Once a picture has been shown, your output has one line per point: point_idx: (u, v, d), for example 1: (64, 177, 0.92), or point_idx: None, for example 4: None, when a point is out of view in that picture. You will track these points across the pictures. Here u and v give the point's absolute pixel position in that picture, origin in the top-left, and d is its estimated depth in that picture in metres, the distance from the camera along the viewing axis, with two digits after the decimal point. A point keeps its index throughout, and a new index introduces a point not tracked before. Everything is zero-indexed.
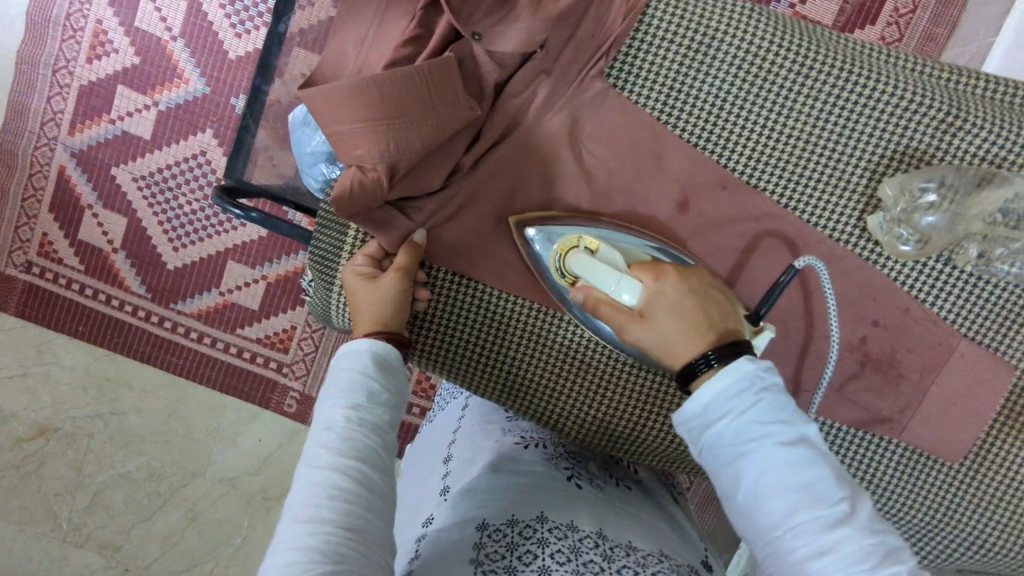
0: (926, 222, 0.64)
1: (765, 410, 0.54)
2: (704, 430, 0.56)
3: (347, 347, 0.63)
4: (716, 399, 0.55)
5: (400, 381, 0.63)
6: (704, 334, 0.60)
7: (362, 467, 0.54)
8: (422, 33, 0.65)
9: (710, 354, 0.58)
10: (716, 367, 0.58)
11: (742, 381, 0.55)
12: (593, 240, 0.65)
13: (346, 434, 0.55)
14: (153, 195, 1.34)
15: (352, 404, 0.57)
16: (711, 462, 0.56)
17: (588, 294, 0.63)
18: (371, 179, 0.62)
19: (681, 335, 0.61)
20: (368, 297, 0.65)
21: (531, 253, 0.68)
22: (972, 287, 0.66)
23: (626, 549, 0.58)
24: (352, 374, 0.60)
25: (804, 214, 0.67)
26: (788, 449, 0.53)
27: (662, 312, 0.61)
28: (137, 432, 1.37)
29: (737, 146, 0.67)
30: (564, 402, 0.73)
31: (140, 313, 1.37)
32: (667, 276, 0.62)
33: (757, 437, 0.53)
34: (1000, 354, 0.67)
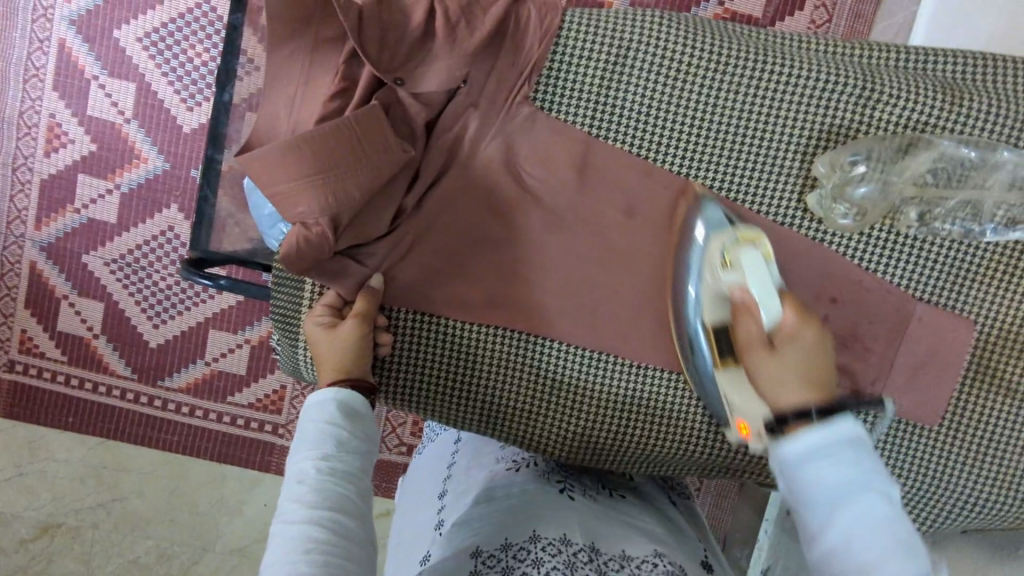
0: (860, 194, 0.66)
1: (863, 468, 0.49)
2: (800, 476, 0.51)
3: (313, 398, 0.63)
4: (817, 446, 0.51)
5: (369, 426, 0.63)
6: (821, 381, 0.55)
7: (336, 515, 0.54)
8: (348, 85, 0.67)
9: (812, 411, 0.53)
10: (819, 421, 0.52)
11: (843, 440, 0.51)
12: (769, 250, 0.64)
13: (318, 485, 0.55)
14: (127, 276, 1.35)
15: (321, 453, 0.57)
16: (799, 508, 0.51)
17: (742, 301, 0.61)
18: (316, 235, 0.63)
19: (797, 375, 0.55)
20: (328, 347, 0.65)
21: (698, 213, 0.67)
22: (921, 250, 0.67)
23: (620, 561, 0.58)
24: (319, 425, 0.60)
25: (744, 204, 0.69)
26: (884, 507, 0.48)
27: (791, 345, 0.57)
28: (141, 515, 1.36)
29: (669, 147, 0.69)
30: (542, 422, 0.73)
31: (129, 395, 1.37)
32: (809, 322, 0.59)
33: (857, 494, 0.48)
34: (958, 311, 0.68)
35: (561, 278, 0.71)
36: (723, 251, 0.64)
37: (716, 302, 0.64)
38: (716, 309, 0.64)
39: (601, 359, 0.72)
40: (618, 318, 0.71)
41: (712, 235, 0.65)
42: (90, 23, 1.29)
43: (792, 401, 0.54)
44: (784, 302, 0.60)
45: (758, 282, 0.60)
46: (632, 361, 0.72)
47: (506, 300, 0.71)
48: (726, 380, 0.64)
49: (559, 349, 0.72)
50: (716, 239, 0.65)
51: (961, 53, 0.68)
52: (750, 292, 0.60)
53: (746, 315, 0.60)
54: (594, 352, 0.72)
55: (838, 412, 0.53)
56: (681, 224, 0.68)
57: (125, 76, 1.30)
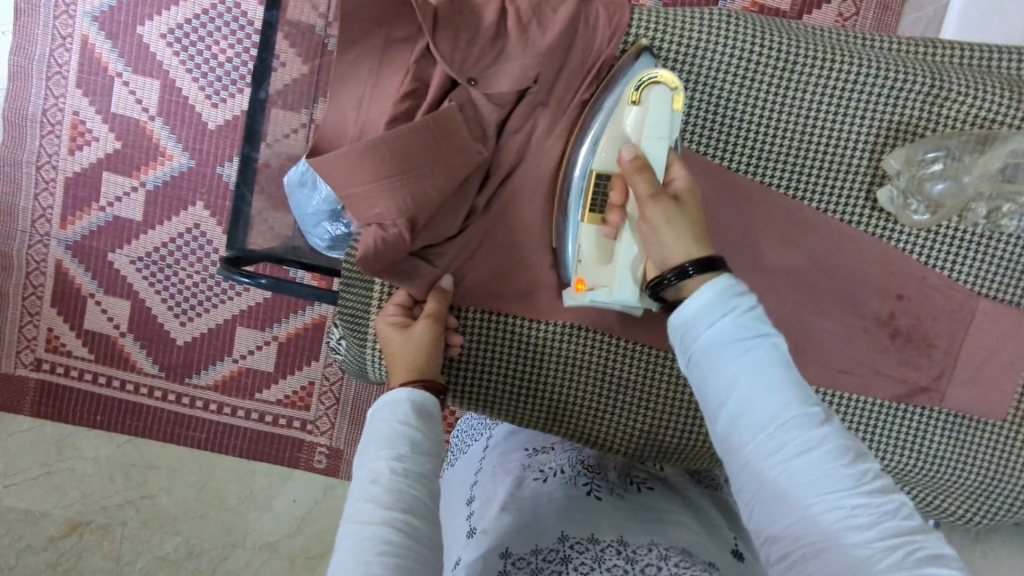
0: (936, 190, 0.68)
1: (753, 329, 0.49)
2: (693, 335, 0.51)
3: (384, 397, 0.63)
4: (705, 306, 0.51)
5: (440, 428, 0.63)
6: (703, 239, 0.56)
7: (409, 517, 0.53)
8: (418, 85, 0.67)
9: (690, 267, 0.54)
10: (700, 275, 0.53)
11: (726, 299, 0.51)
12: (681, 98, 0.63)
13: (391, 486, 0.55)
14: (154, 273, 1.34)
15: (394, 454, 0.57)
16: (697, 374, 0.51)
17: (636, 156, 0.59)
18: (392, 236, 0.64)
19: (685, 234, 0.56)
20: (400, 346, 0.66)
21: (627, 64, 0.64)
22: (985, 245, 0.68)
23: (649, 547, 0.58)
24: (393, 425, 0.60)
25: (815, 202, 0.69)
26: (777, 362, 0.48)
27: (684, 203, 0.58)
28: (171, 512, 1.36)
29: (739, 145, 0.69)
30: (607, 419, 0.74)
31: (157, 393, 1.37)
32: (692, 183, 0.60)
33: (753, 340, 0.49)
34: (1020, 305, 0.69)
35: None
36: (638, 84, 0.62)
37: (608, 149, 0.63)
38: (609, 159, 0.63)
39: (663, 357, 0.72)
40: None
41: (622, 82, 0.64)
42: (113, 19, 1.28)
43: (679, 258, 0.55)
44: (671, 158, 0.61)
45: (653, 128, 0.61)
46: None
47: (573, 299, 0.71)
48: (587, 233, 0.64)
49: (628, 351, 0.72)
50: (623, 91, 0.63)
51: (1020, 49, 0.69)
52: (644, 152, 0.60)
53: (640, 170, 0.58)
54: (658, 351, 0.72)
55: (716, 266, 0.54)
56: (612, 72, 0.65)
57: (150, 74, 1.29)
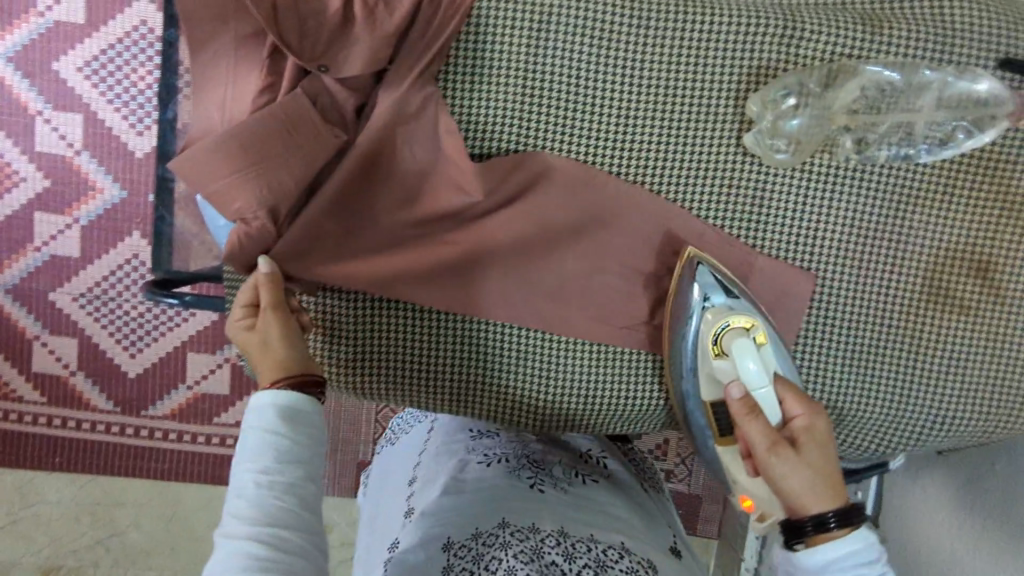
0: (792, 126, 0.67)
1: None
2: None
3: (254, 401, 0.54)
4: (840, 559, 0.51)
5: (316, 429, 0.55)
6: (837, 485, 0.54)
7: (280, 532, 0.48)
8: (274, 78, 0.66)
9: (830, 517, 0.52)
10: (840, 530, 0.52)
11: (867, 554, 0.51)
12: (762, 335, 0.66)
13: (259, 504, 0.49)
14: (96, 308, 1.32)
15: (262, 467, 0.50)
16: None
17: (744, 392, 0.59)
18: (257, 231, 0.63)
19: (816, 476, 0.54)
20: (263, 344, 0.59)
21: (683, 288, 0.69)
22: (859, 176, 0.68)
23: (587, 544, 0.58)
24: (260, 436, 0.52)
25: (679, 155, 0.69)
26: None
27: (804, 435, 0.57)
28: (141, 547, 1.35)
29: (604, 107, 0.68)
30: (514, 398, 0.73)
31: (113, 428, 1.35)
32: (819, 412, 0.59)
33: None
34: (902, 232, 0.69)
35: (510, 250, 0.71)
36: (717, 338, 0.66)
37: (710, 382, 0.67)
38: (712, 388, 0.67)
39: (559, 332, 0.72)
40: (570, 276, 0.71)
41: (707, 305, 0.68)
42: (28, 58, 1.26)
43: (810, 505, 0.53)
44: (779, 387, 0.61)
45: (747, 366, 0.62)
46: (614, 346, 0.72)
47: (462, 274, 0.70)
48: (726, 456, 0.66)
49: (538, 334, 0.72)
50: (712, 315, 0.67)
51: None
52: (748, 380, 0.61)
53: (751, 408, 0.58)
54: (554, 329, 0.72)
55: (854, 516, 0.53)
56: (675, 290, 0.69)
57: (70, 107, 1.27)
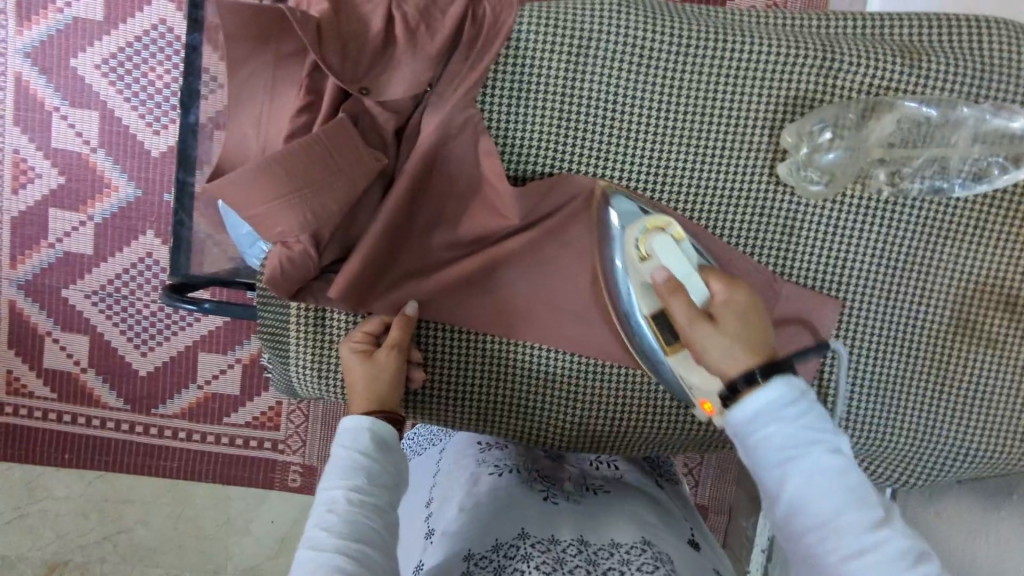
0: (828, 159, 0.67)
1: (813, 420, 0.53)
2: (753, 434, 0.53)
3: (345, 423, 0.62)
4: (766, 405, 0.53)
5: (400, 462, 0.61)
6: (765, 345, 0.57)
7: (365, 548, 0.53)
8: (313, 98, 0.66)
9: (755, 372, 0.55)
10: (765, 380, 0.55)
11: (791, 395, 0.54)
12: (680, 232, 0.66)
13: (347, 516, 0.54)
14: (110, 306, 1.32)
15: (353, 485, 0.56)
16: (753, 465, 0.53)
17: (664, 277, 0.62)
18: (298, 253, 0.64)
19: (741, 342, 0.58)
20: (364, 375, 0.64)
21: (607, 219, 0.68)
22: (893, 209, 0.68)
23: (609, 549, 0.58)
24: (350, 455, 0.59)
25: (713, 182, 0.69)
26: (837, 457, 0.51)
27: (728, 312, 0.59)
28: (149, 544, 1.36)
29: (640, 132, 0.69)
30: (539, 417, 0.74)
31: (123, 426, 1.35)
32: (740, 285, 0.61)
33: (814, 439, 0.52)
34: (932, 265, 0.69)
35: (540, 272, 0.71)
36: (637, 243, 0.66)
37: (645, 293, 0.66)
38: (648, 299, 0.66)
39: (587, 360, 0.72)
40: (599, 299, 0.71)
41: (626, 224, 0.67)
42: (45, 54, 1.25)
43: (739, 367, 0.56)
44: (705, 274, 0.62)
45: (673, 264, 0.63)
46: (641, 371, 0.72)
47: (493, 296, 0.71)
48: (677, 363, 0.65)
49: (570, 356, 0.72)
50: (629, 230, 0.67)
51: (938, 15, 0.67)
52: (672, 273, 0.62)
53: (673, 292, 0.61)
54: (583, 356, 0.72)
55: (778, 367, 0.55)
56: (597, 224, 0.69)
57: (87, 105, 1.27)
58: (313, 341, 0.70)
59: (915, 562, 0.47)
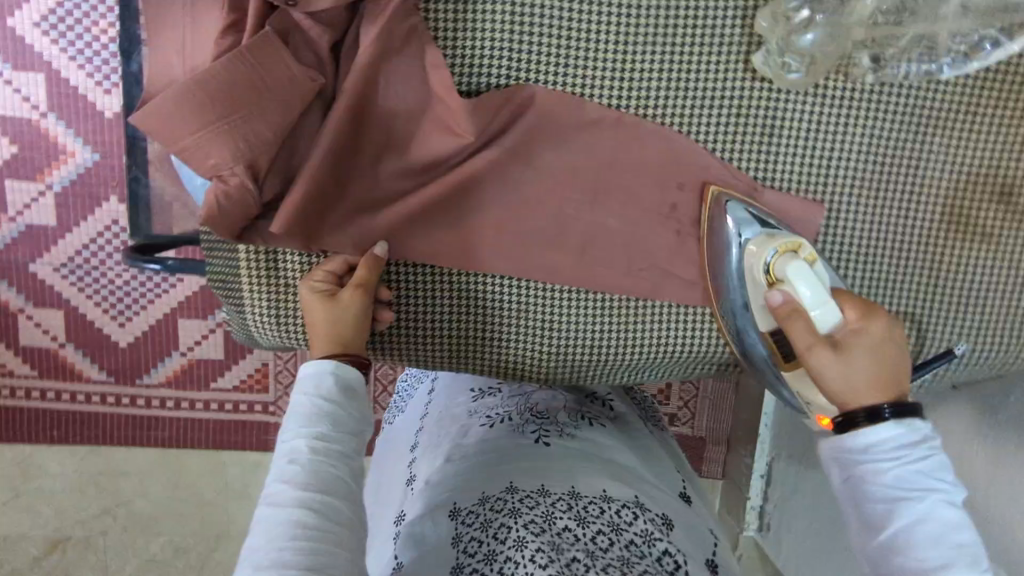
0: (806, 42, 0.59)
1: (934, 466, 0.51)
2: (862, 465, 0.53)
3: (307, 367, 0.58)
4: (885, 442, 0.52)
5: (367, 407, 0.59)
6: (892, 388, 0.54)
7: (329, 499, 0.51)
8: (239, 16, 0.60)
9: (885, 407, 0.53)
10: (894, 418, 0.52)
11: (916, 439, 0.52)
12: (813, 255, 0.60)
13: (311, 465, 0.52)
14: (81, 278, 1.27)
15: (316, 433, 0.53)
16: (855, 495, 0.53)
17: (784, 301, 0.57)
18: (234, 186, 0.59)
19: (868, 375, 0.54)
20: (325, 315, 0.61)
21: (718, 223, 0.65)
22: (877, 96, 0.63)
23: (600, 505, 0.56)
24: (311, 401, 0.55)
25: (685, 79, 0.63)
26: (951, 508, 0.50)
27: (860, 349, 0.55)
28: (149, 514, 1.34)
29: (601, 29, 0.63)
30: (513, 353, 0.69)
31: (109, 398, 1.32)
32: (876, 317, 0.57)
33: (931, 488, 0.51)
34: (919, 155, 0.65)
35: (500, 194, 0.66)
36: (765, 267, 0.60)
37: (764, 313, 0.61)
38: (765, 317, 0.61)
39: (560, 290, 0.68)
40: (567, 220, 0.67)
41: (747, 237, 0.63)
42: None
43: (862, 399, 0.54)
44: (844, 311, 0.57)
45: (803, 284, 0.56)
46: (620, 297, 0.68)
47: (455, 223, 0.66)
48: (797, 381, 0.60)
49: (541, 286, 0.67)
50: (756, 245, 0.61)
51: None
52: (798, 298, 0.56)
53: (794, 319, 0.56)
54: (554, 286, 0.67)
55: (911, 410, 0.53)
56: (708, 233, 0.65)
57: (31, 68, 1.18)
58: (264, 283, 0.66)
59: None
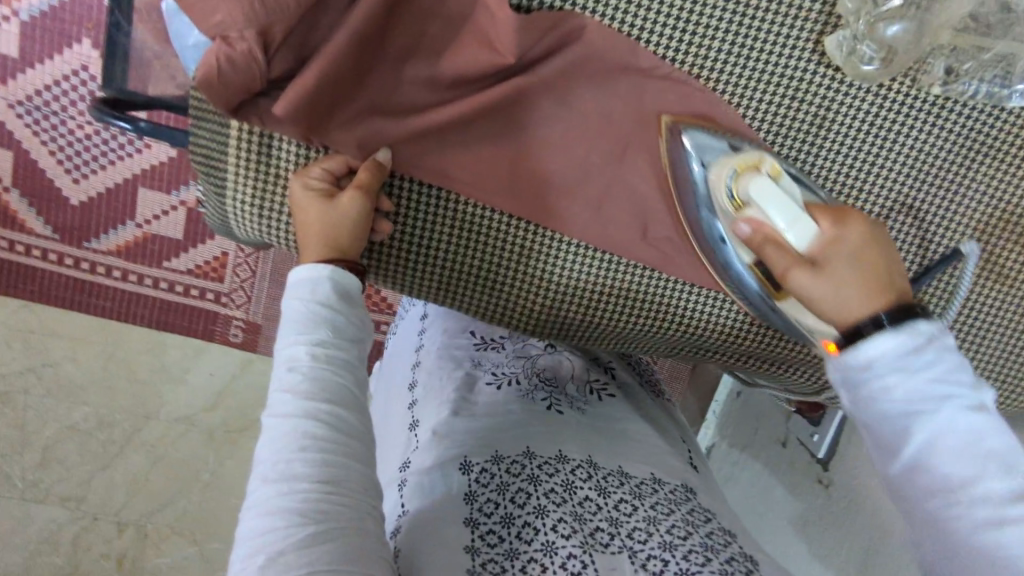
0: (890, 33, 0.56)
1: (947, 367, 0.45)
2: (867, 386, 0.46)
3: (301, 272, 0.53)
4: (888, 355, 0.46)
5: (366, 314, 0.54)
6: (882, 296, 0.49)
7: (336, 409, 0.47)
8: None
9: (881, 316, 0.47)
10: (894, 325, 0.46)
11: (922, 341, 0.45)
12: (776, 167, 0.56)
13: (313, 374, 0.48)
14: (37, 121, 1.16)
15: (316, 341, 0.49)
16: (863, 421, 0.47)
17: (753, 229, 0.54)
18: (240, 53, 0.53)
19: (855, 285, 0.51)
20: (322, 216, 0.55)
21: (677, 157, 0.61)
22: (939, 112, 0.60)
23: (619, 478, 0.56)
24: (309, 307, 0.51)
25: (751, 48, 0.59)
26: (977, 415, 0.44)
27: (839, 261, 0.52)
28: (76, 381, 1.25)
29: None
30: (505, 297, 0.66)
31: (51, 256, 1.22)
32: (850, 223, 0.53)
33: (948, 400, 0.44)
34: (964, 183, 0.62)
35: (526, 127, 0.61)
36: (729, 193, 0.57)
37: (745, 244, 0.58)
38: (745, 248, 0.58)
39: (566, 244, 0.64)
40: (591, 173, 0.62)
41: (708, 165, 0.60)
42: None
43: (858, 313, 0.49)
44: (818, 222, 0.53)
45: (773, 206, 0.53)
46: (625, 262, 0.65)
47: (474, 148, 0.60)
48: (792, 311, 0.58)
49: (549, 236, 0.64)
50: (718, 171, 0.59)
51: None
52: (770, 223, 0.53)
53: (769, 245, 0.53)
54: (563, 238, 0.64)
55: (909, 310, 0.47)
56: (668, 161, 0.62)
57: None
58: (254, 169, 0.59)
59: None
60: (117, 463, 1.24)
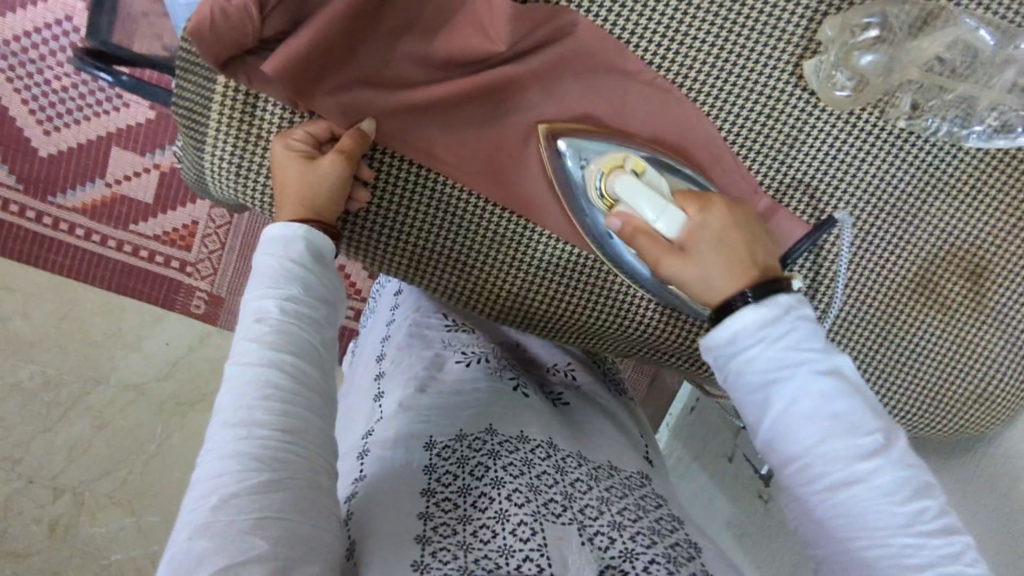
0: (865, 62, 0.59)
1: (799, 337, 0.51)
2: (735, 357, 0.52)
3: (274, 231, 0.53)
4: (748, 329, 0.51)
5: (337, 277, 0.54)
6: (747, 272, 0.54)
7: (301, 363, 0.47)
8: None
9: (747, 292, 0.53)
10: (759, 300, 0.52)
11: (778, 313, 0.51)
12: (640, 162, 0.59)
13: (281, 327, 0.48)
14: (12, 67, 1.13)
15: (287, 296, 0.49)
16: (734, 394, 0.53)
17: (624, 223, 0.57)
18: (235, 8, 0.54)
19: (720, 259, 0.55)
20: (302, 177, 0.55)
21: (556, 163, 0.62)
22: (903, 143, 0.63)
23: (577, 459, 0.58)
24: (280, 262, 0.51)
25: (732, 64, 0.61)
26: (826, 380, 0.50)
27: (705, 244, 0.55)
28: (25, 338, 1.21)
29: None
30: (479, 282, 0.67)
31: (12, 207, 1.18)
32: (713, 207, 0.57)
33: (802, 366, 0.50)
34: (922, 215, 0.65)
35: (513, 116, 0.62)
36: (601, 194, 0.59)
37: None
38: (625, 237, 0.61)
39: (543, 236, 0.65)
40: None
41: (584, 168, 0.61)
42: None
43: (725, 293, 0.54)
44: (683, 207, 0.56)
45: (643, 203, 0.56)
46: (595, 261, 0.66)
47: (462, 130, 0.61)
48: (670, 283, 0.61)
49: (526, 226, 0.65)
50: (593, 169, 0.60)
51: None
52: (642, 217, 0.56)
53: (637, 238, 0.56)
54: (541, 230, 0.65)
55: (776, 286, 0.53)
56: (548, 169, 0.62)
57: None
58: (239, 128, 0.59)
59: (912, 494, 0.48)
60: (60, 427, 1.20)
